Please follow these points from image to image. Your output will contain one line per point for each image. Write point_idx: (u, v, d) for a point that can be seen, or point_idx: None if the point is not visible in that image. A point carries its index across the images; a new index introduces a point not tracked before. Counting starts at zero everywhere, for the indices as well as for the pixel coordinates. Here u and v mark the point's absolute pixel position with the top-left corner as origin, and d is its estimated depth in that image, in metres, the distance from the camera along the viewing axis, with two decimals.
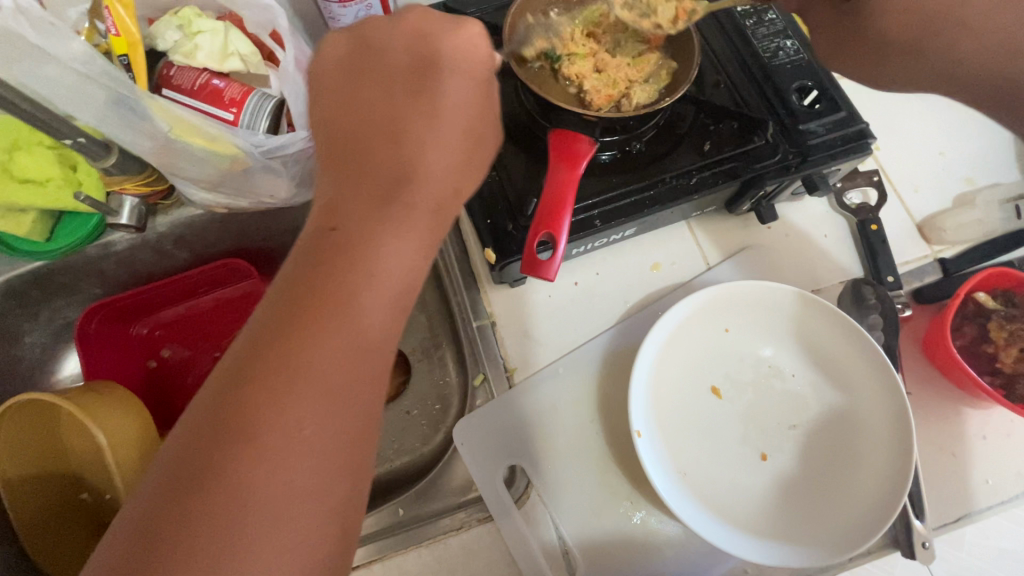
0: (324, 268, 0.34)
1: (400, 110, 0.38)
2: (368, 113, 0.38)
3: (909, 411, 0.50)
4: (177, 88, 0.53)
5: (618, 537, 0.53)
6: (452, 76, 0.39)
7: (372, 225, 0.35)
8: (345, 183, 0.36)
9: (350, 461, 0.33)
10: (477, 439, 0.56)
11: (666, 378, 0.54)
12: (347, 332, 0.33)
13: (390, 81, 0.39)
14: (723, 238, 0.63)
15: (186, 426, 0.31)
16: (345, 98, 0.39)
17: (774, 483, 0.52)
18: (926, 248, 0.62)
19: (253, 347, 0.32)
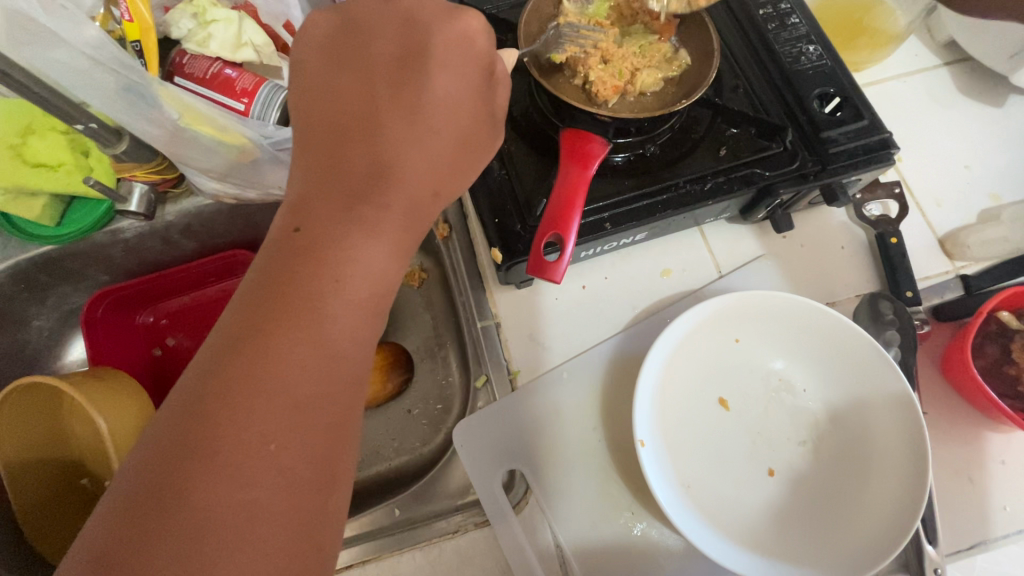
0: (283, 279, 0.34)
1: (379, 103, 0.38)
2: (356, 102, 0.38)
3: (924, 422, 0.48)
4: (190, 78, 0.52)
5: (617, 549, 0.52)
6: (438, 70, 0.38)
7: (344, 228, 0.35)
8: (313, 186, 0.36)
9: (326, 464, 0.32)
10: (475, 441, 0.55)
11: (673, 387, 0.53)
12: (309, 335, 0.33)
13: (392, 67, 0.39)
14: (737, 246, 0.61)
15: (150, 439, 0.31)
16: (329, 85, 0.39)
17: (779, 498, 0.50)
18: (948, 263, 0.61)
19: (221, 354, 0.32)
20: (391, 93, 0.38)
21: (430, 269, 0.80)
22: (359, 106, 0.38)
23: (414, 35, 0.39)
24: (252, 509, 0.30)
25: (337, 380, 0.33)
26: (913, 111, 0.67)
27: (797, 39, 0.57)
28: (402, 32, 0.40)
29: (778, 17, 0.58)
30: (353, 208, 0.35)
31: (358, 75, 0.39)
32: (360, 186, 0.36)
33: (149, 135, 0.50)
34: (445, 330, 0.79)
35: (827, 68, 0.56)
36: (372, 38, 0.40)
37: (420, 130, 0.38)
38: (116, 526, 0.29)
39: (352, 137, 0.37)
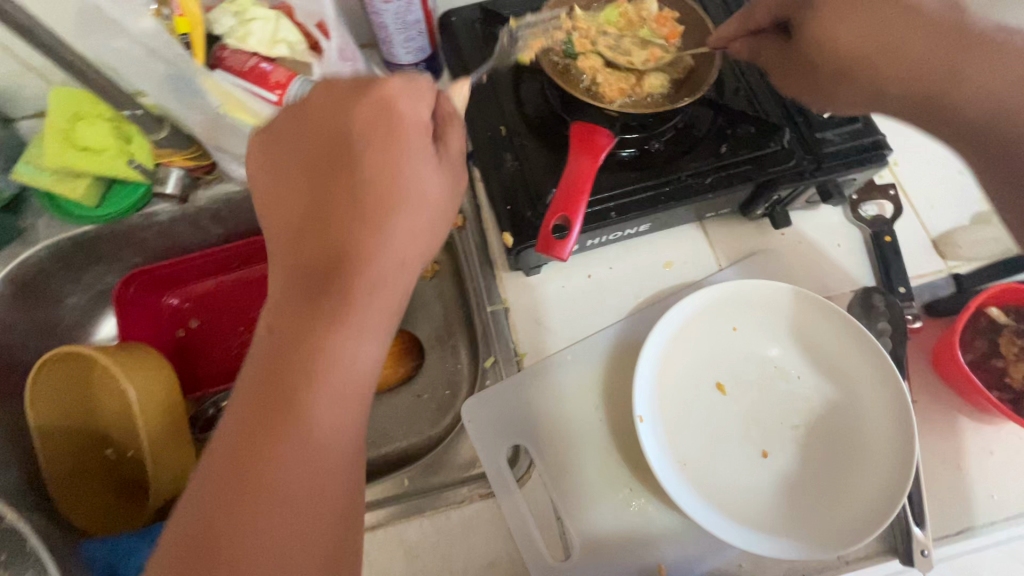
0: (269, 382, 0.37)
1: (344, 200, 0.41)
2: (323, 201, 0.41)
3: (909, 401, 0.50)
4: (230, 70, 0.57)
5: (616, 524, 0.53)
6: (388, 163, 0.41)
7: (321, 324, 0.37)
8: (291, 287, 0.39)
9: (328, 551, 0.35)
10: (483, 417, 0.57)
11: (672, 370, 0.56)
12: (295, 432, 0.35)
13: (348, 160, 0.42)
14: (737, 242, 0.64)
15: (162, 549, 0.34)
16: (297, 187, 0.42)
17: (770, 476, 0.52)
18: (942, 263, 0.63)
19: (219, 461, 0.35)
20: (351, 187, 0.41)
21: (443, 261, 0.84)
22: (327, 205, 0.41)
23: (362, 130, 0.42)
24: None
25: (321, 463, 0.36)
26: (909, 118, 0.70)
27: None
28: (350, 124, 0.43)
29: None
30: (328, 304, 0.38)
31: (320, 174, 0.42)
32: (333, 281, 0.39)
33: (194, 120, 0.56)
34: (455, 320, 0.82)
35: None
36: (322, 132, 0.43)
37: (384, 221, 0.40)
38: None
39: (326, 240, 0.40)
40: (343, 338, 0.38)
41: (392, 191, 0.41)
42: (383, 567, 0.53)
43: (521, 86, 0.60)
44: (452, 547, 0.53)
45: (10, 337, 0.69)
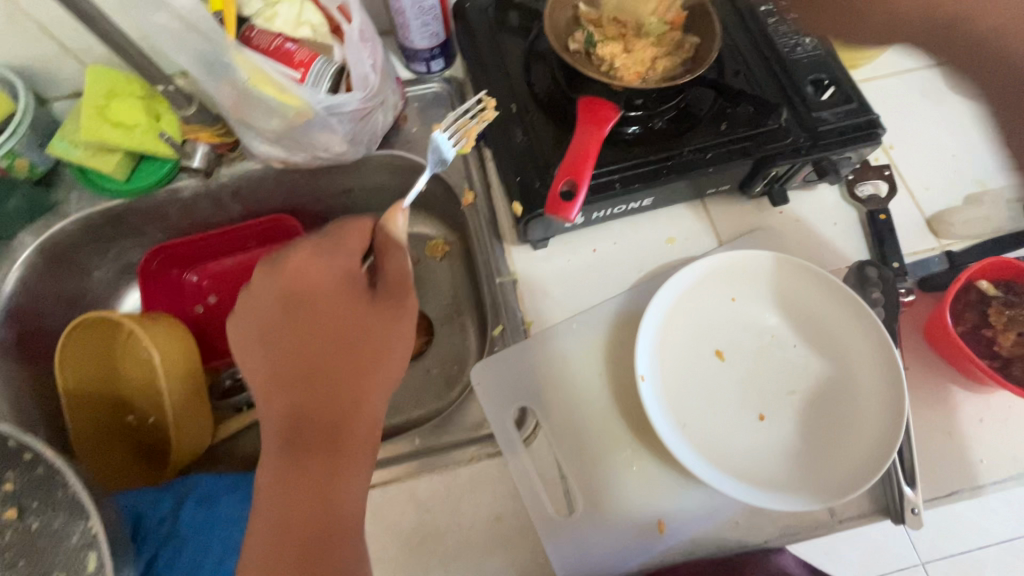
0: (278, 525, 0.43)
1: (312, 360, 0.48)
2: (294, 362, 0.48)
3: (899, 360, 0.52)
4: (259, 48, 0.61)
5: (617, 482, 0.56)
6: (339, 315, 0.49)
7: (326, 472, 0.44)
8: (282, 441, 0.46)
9: None
10: (491, 380, 0.60)
11: (673, 336, 0.58)
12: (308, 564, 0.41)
13: (304, 319, 0.49)
14: (738, 219, 0.67)
15: None
16: (267, 354, 0.49)
17: (766, 437, 0.55)
18: (935, 240, 0.65)
19: None
20: (315, 347, 0.48)
21: (454, 242, 0.86)
22: (297, 365, 0.48)
23: (306, 293, 0.50)
24: None
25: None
26: (905, 104, 0.73)
27: (794, 32, 0.64)
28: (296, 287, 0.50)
29: (778, 13, 0.65)
30: (330, 455, 0.45)
31: (284, 339, 0.49)
32: (321, 427, 0.46)
33: (223, 93, 0.59)
34: (464, 298, 0.85)
35: (821, 58, 0.62)
36: (273, 294, 0.50)
37: (352, 367, 0.48)
38: None
39: (316, 397, 0.47)
40: (338, 487, 0.44)
41: (352, 338, 0.49)
42: (395, 520, 0.55)
43: (531, 68, 0.63)
44: (461, 502, 0.56)
45: (41, 305, 0.72)
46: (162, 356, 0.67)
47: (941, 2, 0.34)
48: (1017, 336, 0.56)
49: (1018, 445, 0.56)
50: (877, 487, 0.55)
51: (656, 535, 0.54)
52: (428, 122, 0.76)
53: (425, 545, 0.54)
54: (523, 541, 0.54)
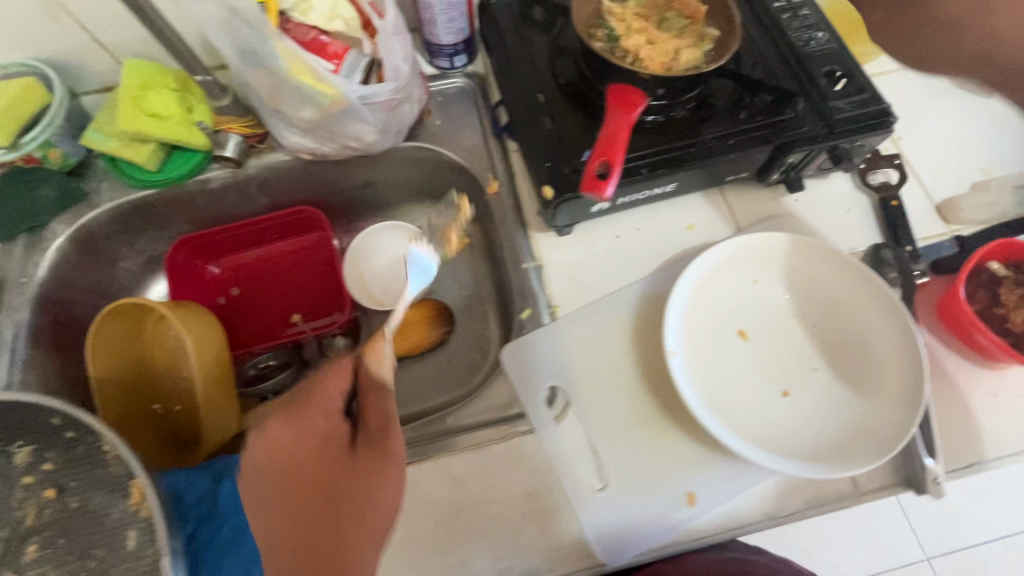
0: None
1: (306, 532, 0.45)
2: (288, 537, 0.45)
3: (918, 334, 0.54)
4: (295, 39, 0.63)
5: (646, 457, 0.57)
6: (332, 470, 0.48)
7: None
8: None
9: None
10: (521, 359, 0.61)
11: (698, 315, 0.60)
12: None
13: (296, 484, 0.47)
14: (755, 206, 0.69)
15: None
16: (262, 531, 0.45)
17: (791, 412, 0.57)
18: (945, 226, 0.67)
19: None
20: (310, 512, 0.46)
21: (473, 234, 0.88)
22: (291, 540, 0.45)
23: (294, 452, 0.48)
24: None
25: None
26: (910, 98, 0.76)
27: (807, 27, 0.67)
28: (284, 443, 0.48)
29: (792, 8, 0.68)
30: None
31: (278, 509, 0.46)
32: None
33: (259, 81, 0.61)
34: (484, 289, 0.87)
35: (833, 51, 0.65)
36: (261, 453, 0.48)
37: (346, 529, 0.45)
38: None
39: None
40: None
41: (347, 495, 0.46)
42: (431, 495, 0.56)
43: (556, 61, 0.66)
44: (495, 477, 0.57)
45: (69, 292, 0.73)
46: (195, 343, 0.68)
47: None
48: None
49: None
50: (898, 460, 0.56)
51: (687, 508, 0.55)
52: (450, 115, 0.78)
53: (460, 519, 0.55)
54: (557, 516, 0.55)
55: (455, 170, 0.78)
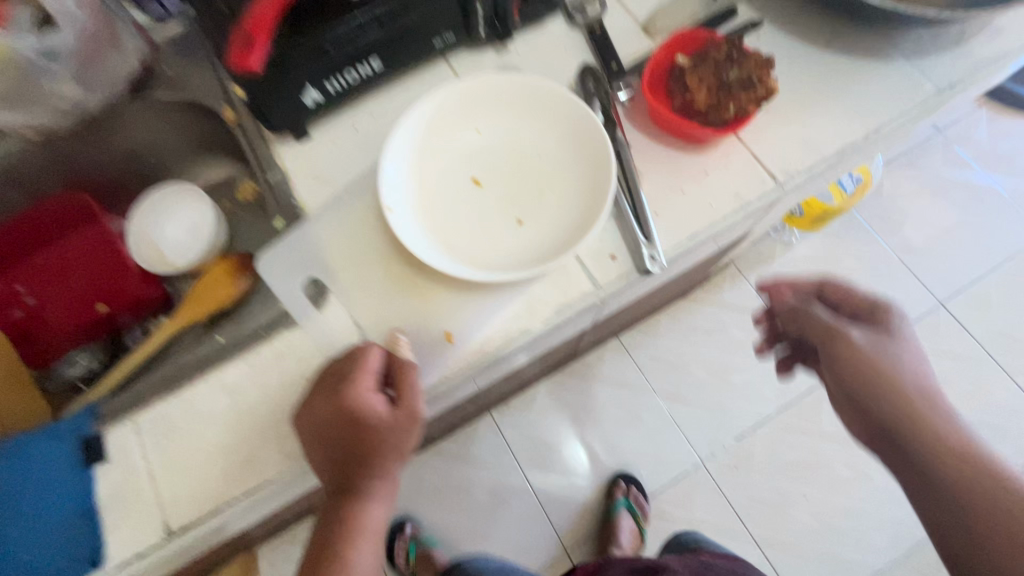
0: (362, 466, 0.52)
1: (373, 449, 0.52)
2: (346, 443, 0.52)
3: (603, 136, 0.58)
4: None
5: (406, 314, 0.60)
6: (371, 504, 0.53)
7: (373, 456, 0.52)
8: (363, 460, 0.52)
9: (355, 440, 0.51)
10: (276, 263, 0.62)
11: (426, 176, 0.62)
12: (385, 457, 0.52)
13: (356, 462, 0.52)
14: (480, 67, 0.71)
15: (325, 471, 0.53)
16: (348, 450, 0.52)
17: (527, 235, 0.61)
18: (651, 39, 0.71)
19: (346, 463, 0.52)
20: (352, 501, 0.52)
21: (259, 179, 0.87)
22: (349, 446, 0.52)
23: (359, 518, 0.52)
24: (378, 505, 0.53)
25: (366, 452, 0.52)
26: None
27: None
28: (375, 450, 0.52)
29: None
30: (349, 501, 0.53)
31: (366, 446, 0.52)
32: (360, 450, 0.52)
33: None
34: None
35: None
36: (373, 460, 0.52)
37: (359, 538, 0.52)
38: (325, 531, 0.53)
39: (357, 448, 0.52)
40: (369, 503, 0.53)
41: (363, 528, 0.52)
42: (209, 410, 0.57)
43: None
44: (268, 375, 0.59)
45: None
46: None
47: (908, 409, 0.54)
48: (708, 91, 0.63)
49: (740, 183, 0.64)
50: (627, 251, 0.61)
51: (448, 347, 0.58)
52: (179, 62, 0.76)
53: (241, 420, 0.57)
54: None
55: (202, 113, 0.77)
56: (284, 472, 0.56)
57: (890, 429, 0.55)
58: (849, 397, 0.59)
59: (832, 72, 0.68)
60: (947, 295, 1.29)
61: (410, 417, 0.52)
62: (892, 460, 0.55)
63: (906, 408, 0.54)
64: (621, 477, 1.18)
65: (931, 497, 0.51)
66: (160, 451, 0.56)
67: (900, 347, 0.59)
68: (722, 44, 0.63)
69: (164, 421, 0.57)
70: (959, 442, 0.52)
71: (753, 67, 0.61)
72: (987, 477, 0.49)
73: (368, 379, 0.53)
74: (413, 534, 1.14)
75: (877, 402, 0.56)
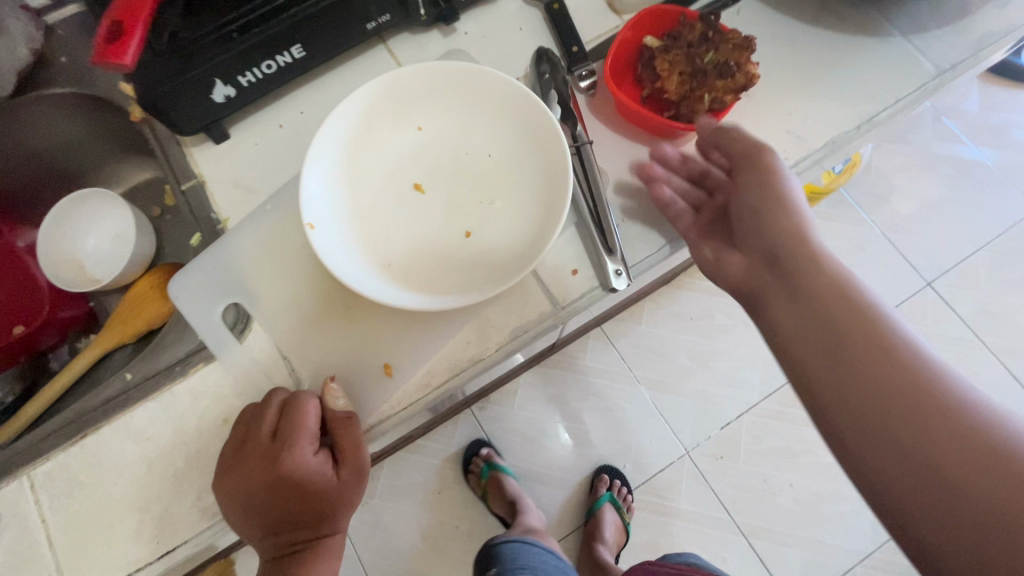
0: (308, 526, 0.48)
1: (320, 509, 0.47)
2: (287, 508, 0.47)
3: (559, 134, 0.50)
4: None
5: (341, 344, 0.53)
6: (323, 562, 0.49)
7: (319, 516, 0.48)
8: (307, 521, 0.48)
9: (299, 503, 0.46)
10: (192, 287, 0.55)
11: (359, 183, 0.54)
12: (335, 514, 0.48)
13: (300, 523, 0.48)
14: (425, 53, 0.62)
15: (263, 537, 0.48)
16: (290, 514, 0.47)
17: (476, 250, 0.53)
18: (617, 19, 0.63)
19: (290, 525, 0.48)
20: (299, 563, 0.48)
21: None
22: (290, 510, 0.47)
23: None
24: (330, 561, 0.50)
25: (311, 514, 0.47)
26: None
27: None
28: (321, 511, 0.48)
29: None
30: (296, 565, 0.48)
31: (310, 508, 0.47)
32: (306, 512, 0.47)
33: None
34: None
35: None
36: (321, 519, 0.48)
37: None
38: None
39: (301, 511, 0.47)
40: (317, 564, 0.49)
41: None
42: (117, 460, 0.51)
43: None
44: (184, 418, 0.52)
45: None
46: None
47: (831, 344, 0.38)
48: (681, 77, 0.55)
49: None
50: (590, 265, 0.54)
51: (388, 381, 0.52)
52: (78, 49, 0.67)
53: (154, 470, 0.50)
54: None
55: (110, 110, 0.67)
56: (202, 531, 0.50)
57: (785, 261, 0.43)
58: (774, 270, 0.44)
59: (820, 53, 0.61)
60: (935, 274, 1.16)
61: (359, 477, 0.48)
62: (816, 365, 0.39)
63: (819, 277, 0.41)
64: (604, 471, 1.10)
65: (855, 391, 0.36)
66: (62, 508, 0.50)
67: (790, 212, 0.44)
68: (696, 23, 0.55)
69: (66, 473, 0.50)
70: (893, 350, 0.36)
71: (730, 50, 0.53)
72: (908, 388, 0.35)
73: (307, 437, 0.46)
74: (489, 457, 1.09)
75: (789, 272, 0.43)
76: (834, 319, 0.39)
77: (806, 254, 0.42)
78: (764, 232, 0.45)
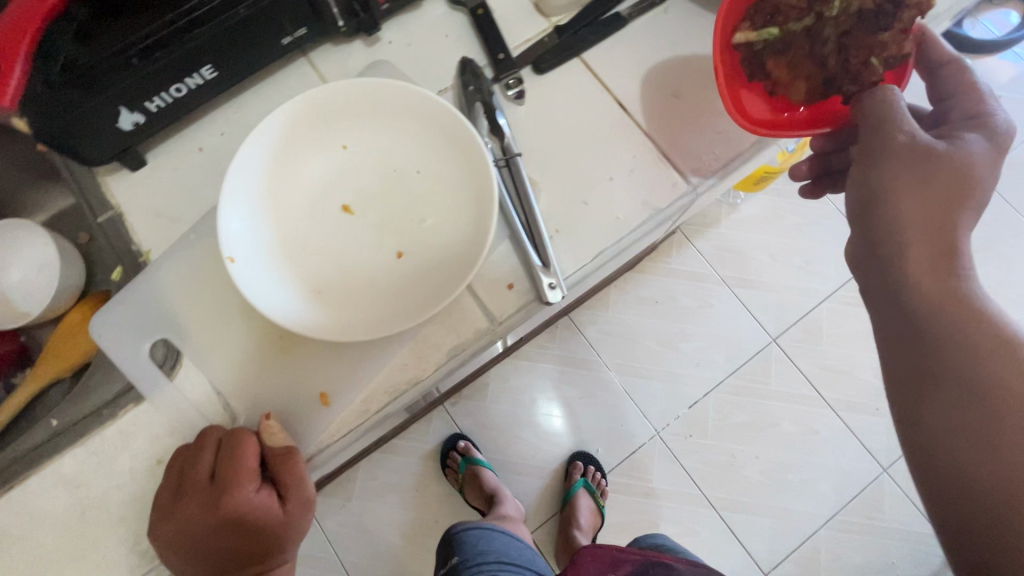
0: (253, 561, 0.47)
1: (265, 545, 0.47)
2: (230, 547, 0.46)
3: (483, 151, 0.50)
4: None
5: (277, 374, 0.52)
6: None
7: (264, 552, 0.47)
8: (253, 557, 0.47)
9: (241, 541, 0.46)
10: (115, 325, 0.53)
11: (284, 208, 0.53)
12: (281, 548, 0.48)
13: (246, 560, 0.47)
14: (349, 64, 0.60)
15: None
16: (233, 552, 0.46)
17: (408, 272, 0.52)
18: (544, 22, 0.62)
19: (235, 563, 0.47)
20: None
21: None
22: (233, 549, 0.46)
23: None
24: None
25: (255, 550, 0.47)
26: None
27: None
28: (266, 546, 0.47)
29: None
30: None
31: (254, 544, 0.47)
32: (250, 549, 0.47)
33: None
34: None
35: None
36: (266, 555, 0.48)
37: None
38: None
39: (245, 549, 0.46)
40: None
41: None
42: (46, 510, 0.49)
43: None
44: (115, 462, 0.50)
45: None
46: None
47: (927, 350, 0.41)
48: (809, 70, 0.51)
49: (647, 189, 0.56)
50: (526, 279, 0.54)
51: (325, 411, 0.51)
52: None
53: (87, 518, 0.49)
54: None
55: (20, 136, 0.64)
56: None
57: (880, 254, 0.44)
58: (893, 310, 0.43)
59: None
60: None
61: (305, 508, 0.48)
62: (934, 407, 0.40)
63: (952, 335, 0.40)
64: (577, 458, 1.11)
65: (954, 397, 0.39)
66: None
67: (899, 208, 0.43)
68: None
69: None
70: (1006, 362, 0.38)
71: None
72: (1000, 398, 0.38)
73: (249, 475, 0.46)
74: (466, 451, 1.09)
75: (924, 325, 0.41)
76: (936, 332, 0.41)
77: (921, 256, 0.42)
78: (865, 233, 0.45)
